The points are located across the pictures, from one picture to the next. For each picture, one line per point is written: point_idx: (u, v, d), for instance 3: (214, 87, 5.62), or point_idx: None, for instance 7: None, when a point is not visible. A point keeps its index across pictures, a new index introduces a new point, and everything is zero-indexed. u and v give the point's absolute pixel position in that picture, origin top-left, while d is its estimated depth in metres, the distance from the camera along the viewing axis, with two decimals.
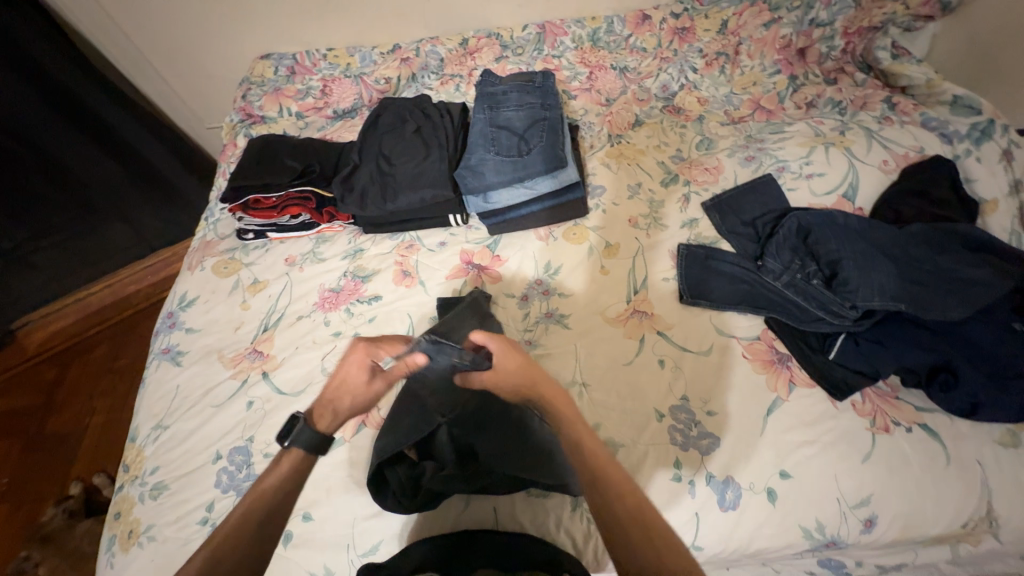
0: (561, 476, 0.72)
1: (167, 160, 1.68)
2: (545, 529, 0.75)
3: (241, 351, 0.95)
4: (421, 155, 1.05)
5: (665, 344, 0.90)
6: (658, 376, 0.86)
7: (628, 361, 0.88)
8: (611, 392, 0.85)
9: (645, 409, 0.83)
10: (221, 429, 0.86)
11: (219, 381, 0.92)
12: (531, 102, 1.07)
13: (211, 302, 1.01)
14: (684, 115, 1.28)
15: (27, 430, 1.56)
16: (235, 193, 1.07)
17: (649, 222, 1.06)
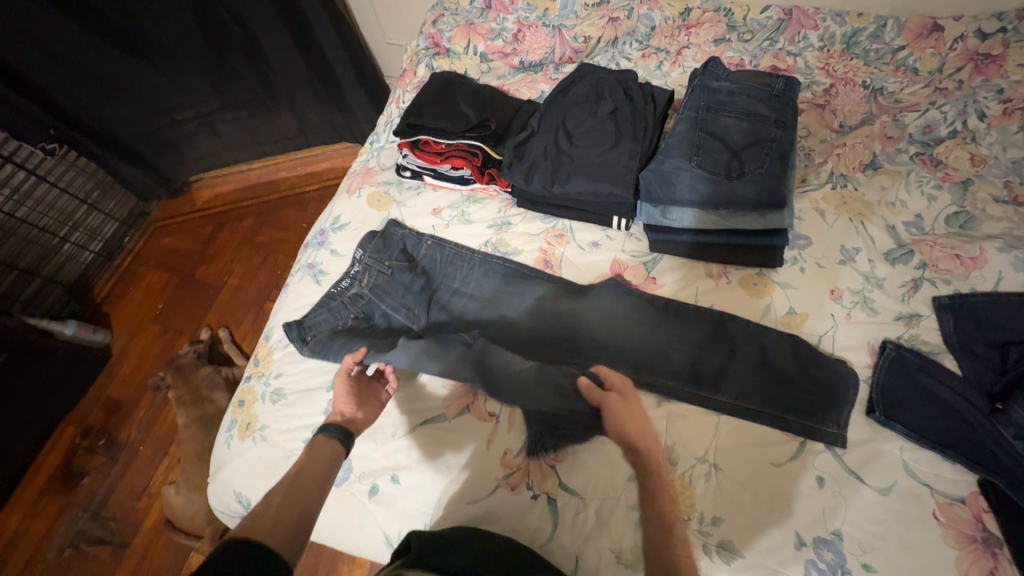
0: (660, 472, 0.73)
1: (346, 73, 1.69)
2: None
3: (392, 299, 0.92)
4: (609, 144, 0.92)
5: (833, 461, 0.73)
6: (811, 494, 0.71)
7: (777, 463, 0.73)
8: (746, 489, 0.72)
9: (783, 529, 0.69)
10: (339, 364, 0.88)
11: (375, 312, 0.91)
12: (761, 113, 0.87)
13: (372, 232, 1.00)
14: (943, 172, 0.98)
15: (180, 271, 1.80)
16: (409, 129, 1.04)
17: (855, 301, 0.84)
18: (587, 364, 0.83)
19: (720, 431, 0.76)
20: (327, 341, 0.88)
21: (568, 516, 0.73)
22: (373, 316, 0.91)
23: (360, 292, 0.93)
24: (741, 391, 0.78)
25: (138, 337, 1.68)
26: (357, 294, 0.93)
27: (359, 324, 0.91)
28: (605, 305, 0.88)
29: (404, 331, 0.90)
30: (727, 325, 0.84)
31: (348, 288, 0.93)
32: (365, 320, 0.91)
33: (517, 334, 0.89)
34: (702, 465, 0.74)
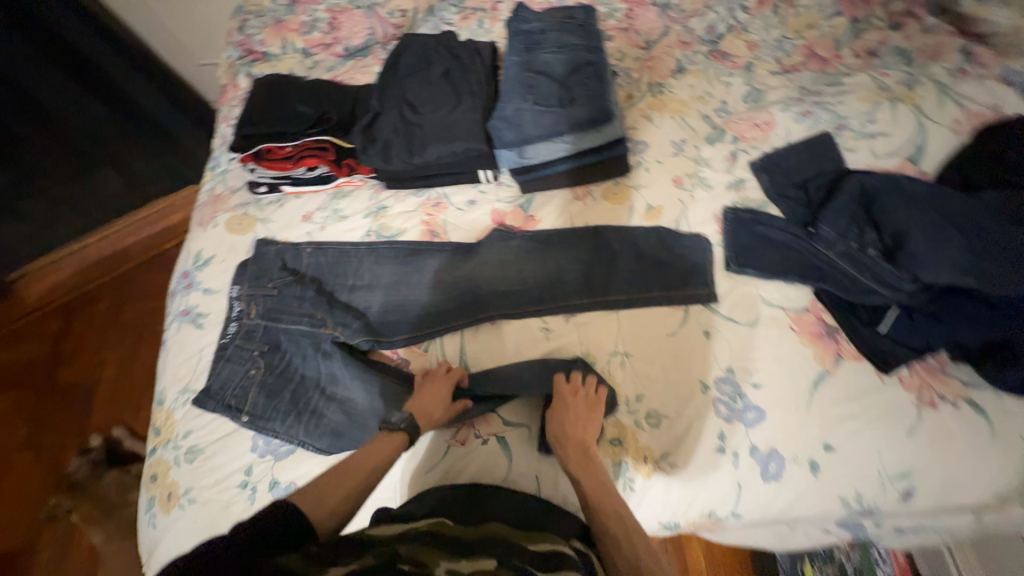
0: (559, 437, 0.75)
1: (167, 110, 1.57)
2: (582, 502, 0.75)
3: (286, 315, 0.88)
4: (451, 104, 0.95)
5: (712, 314, 0.86)
6: (703, 347, 0.83)
7: (671, 332, 0.85)
8: (655, 362, 0.83)
9: (690, 382, 0.81)
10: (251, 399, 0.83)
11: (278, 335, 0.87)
12: (573, 43, 0.96)
13: (247, 259, 0.94)
14: (731, 62, 1.17)
15: (33, 383, 1.51)
16: (245, 142, 0.97)
17: (694, 182, 0.99)
18: (496, 309, 0.88)
19: (627, 328, 0.86)
20: (245, 387, 0.84)
21: (518, 445, 0.78)
22: (278, 339, 0.87)
23: (253, 323, 0.88)
24: (630, 287, 0.88)
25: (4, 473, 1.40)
26: (251, 328, 0.88)
27: (270, 356, 0.86)
28: (496, 252, 0.93)
29: (313, 341, 0.86)
30: (604, 236, 0.93)
31: (239, 329, 0.88)
32: (273, 349, 0.87)
33: (427, 306, 0.91)
34: (616, 356, 0.84)
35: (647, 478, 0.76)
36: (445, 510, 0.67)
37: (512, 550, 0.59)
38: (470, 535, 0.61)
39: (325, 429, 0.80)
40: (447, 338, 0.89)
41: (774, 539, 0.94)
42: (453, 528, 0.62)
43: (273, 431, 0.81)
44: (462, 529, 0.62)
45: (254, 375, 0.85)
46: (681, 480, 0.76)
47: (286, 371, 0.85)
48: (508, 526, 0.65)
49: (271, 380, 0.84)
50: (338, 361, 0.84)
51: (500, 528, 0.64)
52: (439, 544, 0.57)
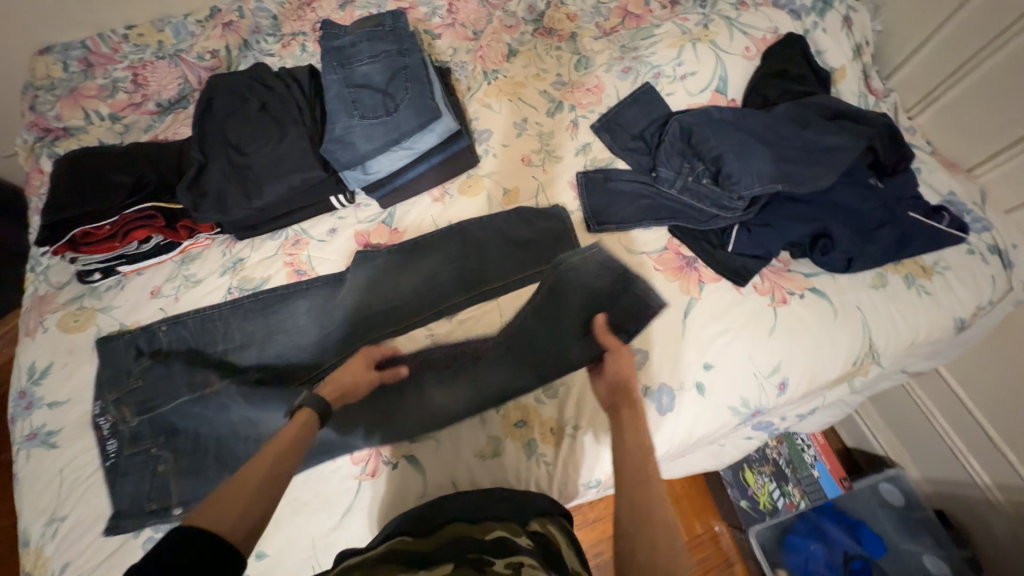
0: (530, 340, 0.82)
1: None
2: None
3: (171, 395, 0.80)
4: (277, 137, 0.91)
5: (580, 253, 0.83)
6: None
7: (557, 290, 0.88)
8: None
9: None
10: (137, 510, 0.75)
11: (169, 418, 0.80)
12: (386, 49, 0.95)
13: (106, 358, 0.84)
14: (557, 35, 1.23)
15: None
16: (50, 231, 0.85)
17: (542, 157, 1.02)
18: (380, 331, 0.86)
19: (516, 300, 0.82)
20: (146, 489, 0.76)
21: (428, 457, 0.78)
22: (173, 426, 0.79)
23: (129, 428, 0.79)
24: (507, 272, 0.90)
25: None
26: (134, 431, 0.79)
27: (172, 443, 0.79)
28: (367, 271, 0.90)
29: (202, 412, 0.79)
30: (472, 228, 0.94)
31: (119, 441, 0.79)
32: (171, 437, 0.79)
33: (310, 348, 0.87)
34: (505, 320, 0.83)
35: (557, 447, 0.79)
36: (396, 529, 0.64)
37: (467, 547, 0.58)
38: (425, 547, 0.59)
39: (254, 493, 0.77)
40: None
41: (709, 459, 1.03)
42: (408, 545, 0.59)
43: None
44: (416, 542, 0.60)
45: (160, 470, 0.77)
46: (589, 438, 0.79)
47: (197, 445, 0.79)
48: (461, 526, 0.64)
49: (179, 465, 0.78)
50: (239, 416, 0.79)
51: (455, 531, 0.62)
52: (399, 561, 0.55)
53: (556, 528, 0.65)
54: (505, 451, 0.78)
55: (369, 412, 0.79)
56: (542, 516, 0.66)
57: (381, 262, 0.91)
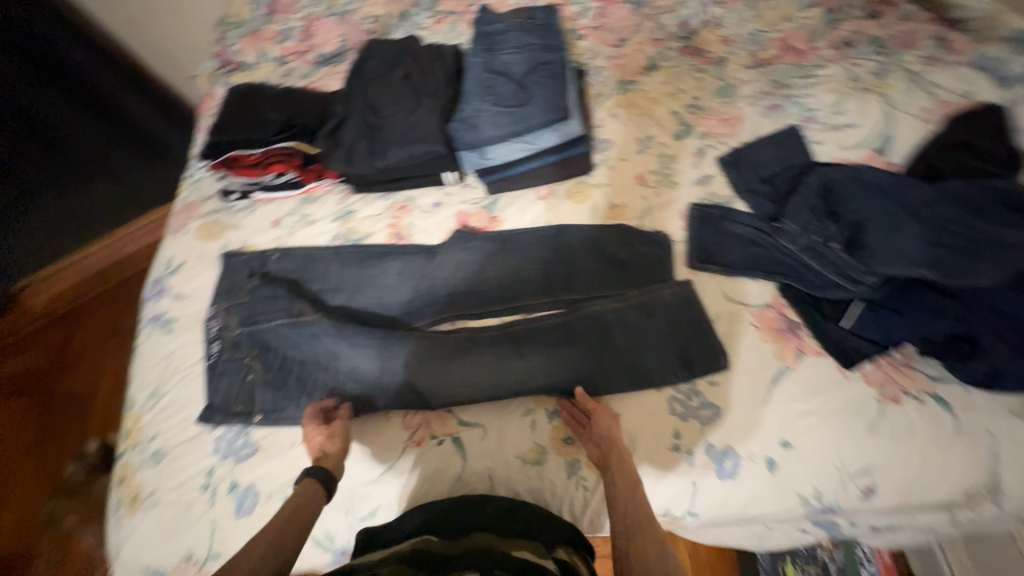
0: (619, 351, 0.82)
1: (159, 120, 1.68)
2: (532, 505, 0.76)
3: (268, 311, 0.88)
4: (411, 107, 0.96)
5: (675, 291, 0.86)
6: (683, 333, 0.83)
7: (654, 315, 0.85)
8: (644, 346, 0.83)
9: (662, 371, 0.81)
10: (222, 408, 0.85)
11: (264, 332, 0.87)
12: (532, 42, 0.96)
13: (229, 267, 0.96)
14: (703, 57, 1.17)
15: (39, 389, 1.54)
16: (216, 149, 1.00)
17: (658, 180, 0.98)
18: (456, 311, 0.89)
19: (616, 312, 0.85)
20: (238, 390, 0.86)
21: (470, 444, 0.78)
22: (266, 341, 0.87)
23: (233, 334, 0.88)
24: (593, 287, 0.88)
25: (10, 475, 1.43)
26: (234, 339, 0.88)
27: (264, 357, 0.87)
28: (460, 250, 0.93)
29: (289, 335, 0.86)
30: (572, 236, 0.93)
31: (223, 344, 0.89)
32: (265, 350, 0.87)
33: (393, 308, 0.92)
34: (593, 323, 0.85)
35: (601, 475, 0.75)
36: (431, 523, 0.70)
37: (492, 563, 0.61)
38: (451, 551, 0.63)
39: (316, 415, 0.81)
40: None
41: (751, 538, 0.94)
42: (437, 546, 0.65)
43: (289, 418, 0.83)
44: (446, 543, 0.65)
45: (251, 379, 0.86)
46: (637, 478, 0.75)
47: (283, 364, 0.86)
48: (488, 534, 0.68)
49: (269, 376, 0.86)
50: (325, 345, 0.85)
51: (481, 538, 0.67)
52: (424, 565, 0.60)
53: (579, 559, 0.67)
54: (547, 461, 0.77)
55: (429, 384, 0.82)
56: (568, 544, 0.68)
57: (475, 246, 0.94)
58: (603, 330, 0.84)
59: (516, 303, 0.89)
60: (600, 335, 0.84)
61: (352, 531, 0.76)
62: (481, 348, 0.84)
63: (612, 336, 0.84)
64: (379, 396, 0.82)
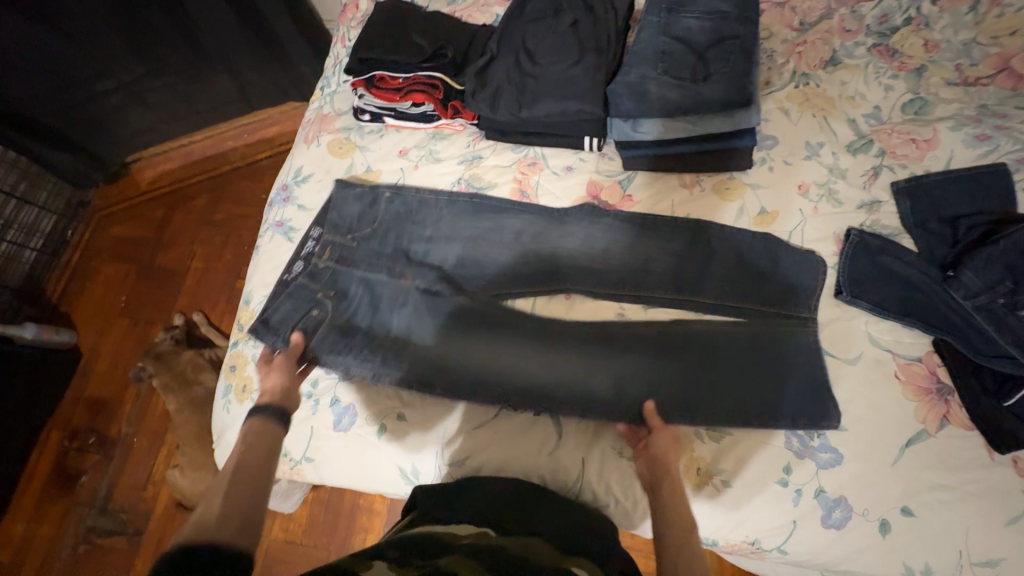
0: (724, 376, 0.77)
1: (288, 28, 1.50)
2: (609, 499, 0.77)
3: (367, 259, 0.87)
4: (573, 59, 0.89)
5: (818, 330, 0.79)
6: (796, 374, 0.76)
7: (765, 344, 0.78)
8: (748, 379, 0.76)
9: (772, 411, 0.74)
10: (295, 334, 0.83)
11: (346, 275, 0.86)
12: (724, 10, 0.85)
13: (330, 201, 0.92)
14: (897, 62, 1.01)
15: (139, 258, 1.63)
16: (361, 65, 0.96)
17: (821, 194, 0.87)
18: (572, 286, 0.85)
19: (729, 334, 0.79)
20: (315, 323, 0.84)
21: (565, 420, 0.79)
22: (351, 286, 0.86)
23: (320, 266, 0.87)
24: (721, 292, 0.82)
25: (109, 331, 1.56)
26: (316, 270, 0.86)
27: (336, 303, 0.85)
28: (588, 226, 0.89)
29: (388, 289, 0.85)
30: (717, 235, 0.85)
31: (308, 267, 0.88)
32: (347, 296, 0.85)
33: (496, 274, 0.88)
34: (699, 338, 0.79)
35: (697, 490, 0.73)
36: (489, 517, 0.68)
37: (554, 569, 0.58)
38: (510, 546, 0.62)
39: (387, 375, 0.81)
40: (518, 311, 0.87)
41: None
42: (492, 541, 0.63)
43: (348, 368, 0.81)
44: (502, 539, 0.63)
45: (319, 316, 0.84)
46: (732, 501, 0.73)
47: (357, 313, 0.84)
48: (547, 545, 0.64)
49: (337, 322, 0.84)
50: (413, 309, 0.84)
51: (538, 545, 0.63)
52: (476, 555, 0.58)
53: None
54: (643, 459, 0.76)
55: (513, 372, 0.80)
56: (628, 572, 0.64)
57: (604, 223, 0.89)
58: (710, 351, 0.78)
59: (614, 296, 0.85)
60: (703, 357, 0.78)
61: (440, 474, 0.80)
62: (569, 352, 0.80)
63: (716, 361, 0.77)
64: (451, 367, 0.81)
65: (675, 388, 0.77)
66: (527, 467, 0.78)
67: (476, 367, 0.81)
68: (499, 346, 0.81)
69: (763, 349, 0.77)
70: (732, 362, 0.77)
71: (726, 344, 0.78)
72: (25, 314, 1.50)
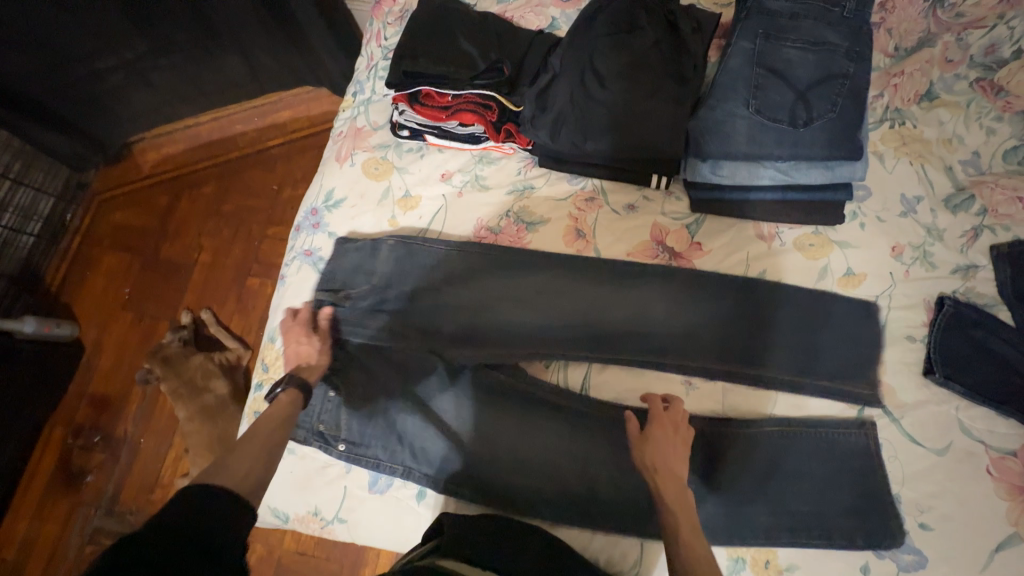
0: (773, 474, 0.72)
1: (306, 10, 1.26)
2: None
3: (393, 327, 0.79)
4: (651, 89, 0.79)
5: (890, 427, 0.72)
6: (848, 481, 0.71)
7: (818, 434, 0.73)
8: (798, 477, 0.72)
9: (830, 509, 0.70)
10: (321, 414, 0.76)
11: (373, 349, 0.78)
12: (831, 42, 0.75)
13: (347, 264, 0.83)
14: (1003, 101, 0.89)
15: (142, 248, 1.47)
16: (404, 78, 0.85)
17: (915, 256, 0.79)
18: (637, 356, 0.77)
19: (777, 435, 0.73)
20: (334, 417, 0.76)
21: (616, 493, 0.74)
22: (354, 361, 0.77)
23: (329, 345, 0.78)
24: (810, 368, 0.75)
25: (112, 327, 1.41)
26: None
27: (348, 380, 0.77)
28: (652, 277, 0.80)
29: (409, 361, 0.78)
30: (802, 301, 0.77)
31: None
32: (348, 368, 0.77)
33: (542, 327, 0.80)
34: (749, 430, 0.73)
35: None
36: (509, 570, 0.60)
37: None
38: None
39: (429, 460, 0.75)
40: (573, 366, 0.79)
41: None
42: None
43: (372, 457, 0.76)
44: None
45: (336, 403, 0.76)
46: None
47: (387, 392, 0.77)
48: None
49: (359, 409, 0.77)
50: (442, 386, 0.77)
51: None
52: None
53: None
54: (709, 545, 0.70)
55: (552, 461, 0.75)
56: None
57: (672, 275, 0.80)
58: (761, 452, 0.73)
59: (662, 376, 0.77)
60: (750, 457, 0.73)
61: None
62: (604, 443, 0.76)
63: (769, 465, 0.72)
64: (489, 461, 0.75)
65: (722, 485, 0.72)
66: (578, 543, 0.73)
67: (526, 438, 0.76)
68: (534, 424, 0.77)
69: (815, 446, 0.72)
70: (769, 466, 0.72)
71: (777, 436, 0.73)
72: (25, 303, 1.35)
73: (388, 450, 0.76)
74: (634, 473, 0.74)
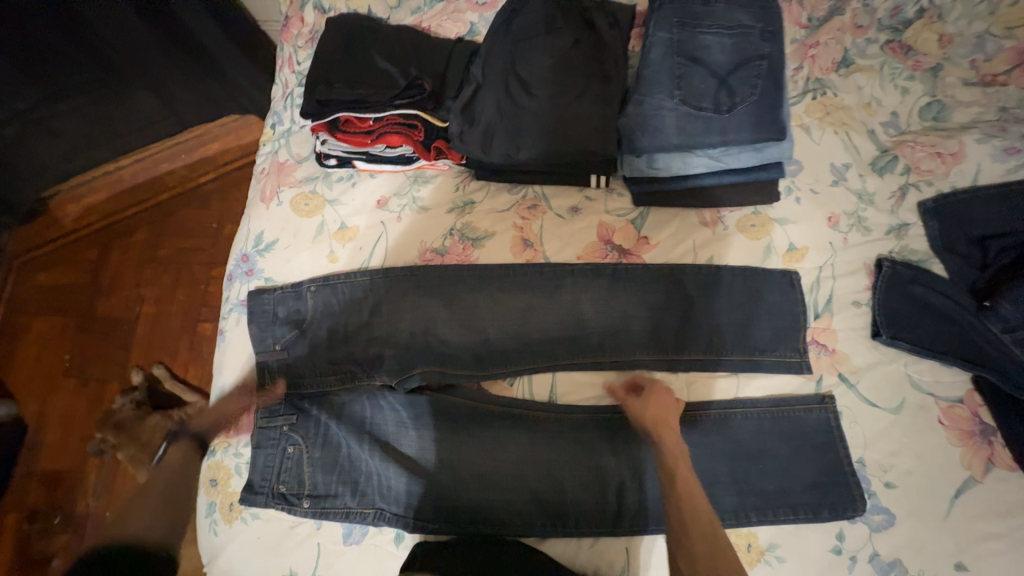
0: (743, 459, 0.73)
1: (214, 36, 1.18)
2: None
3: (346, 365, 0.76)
4: (577, 90, 0.78)
5: (848, 394, 0.74)
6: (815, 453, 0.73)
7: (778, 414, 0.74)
8: (763, 456, 0.73)
9: (800, 486, 0.72)
10: (282, 467, 0.74)
11: (327, 388, 0.77)
12: (744, 24, 0.76)
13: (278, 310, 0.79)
14: (913, 59, 0.92)
15: (77, 308, 1.34)
16: (320, 106, 0.80)
17: (851, 223, 0.81)
18: (598, 359, 0.77)
19: (744, 418, 0.74)
20: (293, 469, 0.74)
21: (594, 501, 0.73)
22: (303, 407, 0.76)
23: (275, 397, 0.76)
24: (770, 345, 0.76)
25: (54, 398, 1.27)
26: (271, 402, 0.76)
27: (303, 426, 0.75)
28: (604, 278, 0.79)
29: (368, 394, 0.77)
30: (756, 284, 0.78)
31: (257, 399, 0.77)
32: (302, 416, 0.76)
33: (500, 345, 0.78)
34: (715, 418, 0.74)
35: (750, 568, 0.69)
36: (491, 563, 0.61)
37: None
38: None
39: (397, 497, 0.73)
40: (537, 378, 0.78)
41: None
42: None
43: (342, 507, 0.73)
44: None
45: (293, 453, 0.74)
46: None
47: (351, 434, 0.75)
48: None
49: (318, 455, 0.74)
50: (401, 413, 0.77)
51: None
52: None
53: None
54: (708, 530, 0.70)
55: (527, 480, 0.74)
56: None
57: (622, 274, 0.79)
58: (731, 439, 0.74)
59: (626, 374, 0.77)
60: (719, 446, 0.74)
61: None
62: (575, 452, 0.75)
63: (739, 449, 0.74)
64: (464, 490, 0.73)
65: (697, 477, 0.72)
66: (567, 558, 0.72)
67: (499, 461, 0.74)
68: (508, 445, 0.75)
69: (777, 424, 0.74)
70: (738, 451, 0.74)
71: (740, 420, 0.75)
72: None
73: (356, 495, 0.73)
74: (611, 478, 0.73)
